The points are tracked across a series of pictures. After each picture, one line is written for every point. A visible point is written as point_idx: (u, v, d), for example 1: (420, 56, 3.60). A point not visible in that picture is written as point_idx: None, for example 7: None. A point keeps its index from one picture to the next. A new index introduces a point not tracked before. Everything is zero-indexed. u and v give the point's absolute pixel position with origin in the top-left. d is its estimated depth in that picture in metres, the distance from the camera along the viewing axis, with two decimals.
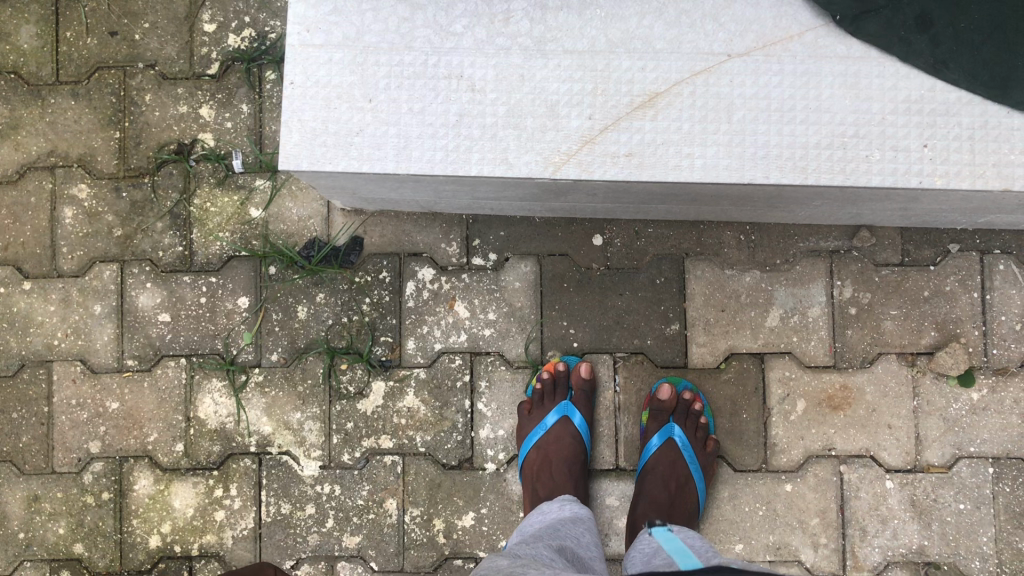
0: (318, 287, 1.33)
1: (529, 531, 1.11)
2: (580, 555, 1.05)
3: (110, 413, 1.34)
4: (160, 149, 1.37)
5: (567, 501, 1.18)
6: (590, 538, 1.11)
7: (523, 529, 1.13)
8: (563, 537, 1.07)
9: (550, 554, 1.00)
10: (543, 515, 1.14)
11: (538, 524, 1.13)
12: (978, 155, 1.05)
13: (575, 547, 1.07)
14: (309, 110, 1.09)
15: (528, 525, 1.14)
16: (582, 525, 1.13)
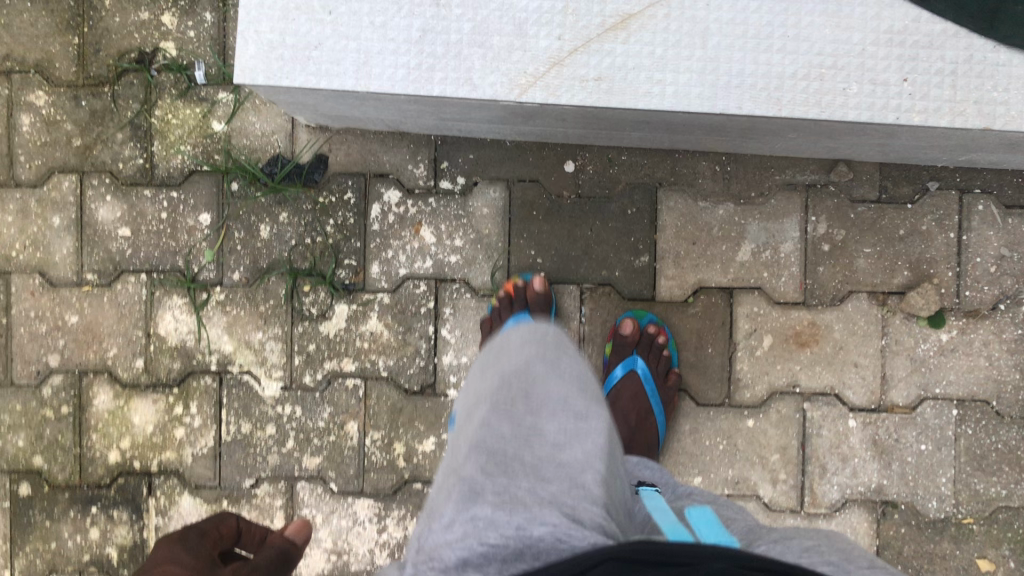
0: (281, 206, 1.30)
1: (491, 409, 0.70)
2: (580, 401, 0.71)
3: (69, 327, 1.32)
4: (120, 57, 1.32)
5: (541, 337, 0.77)
6: (586, 405, 0.71)
7: (479, 402, 0.72)
8: (553, 339, 0.77)
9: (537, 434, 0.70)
10: (510, 340, 0.79)
11: (503, 366, 0.74)
12: (959, 91, 1.01)
13: (569, 404, 0.70)
14: (267, 21, 1.04)
15: (485, 402, 0.71)
16: (568, 394, 0.71)
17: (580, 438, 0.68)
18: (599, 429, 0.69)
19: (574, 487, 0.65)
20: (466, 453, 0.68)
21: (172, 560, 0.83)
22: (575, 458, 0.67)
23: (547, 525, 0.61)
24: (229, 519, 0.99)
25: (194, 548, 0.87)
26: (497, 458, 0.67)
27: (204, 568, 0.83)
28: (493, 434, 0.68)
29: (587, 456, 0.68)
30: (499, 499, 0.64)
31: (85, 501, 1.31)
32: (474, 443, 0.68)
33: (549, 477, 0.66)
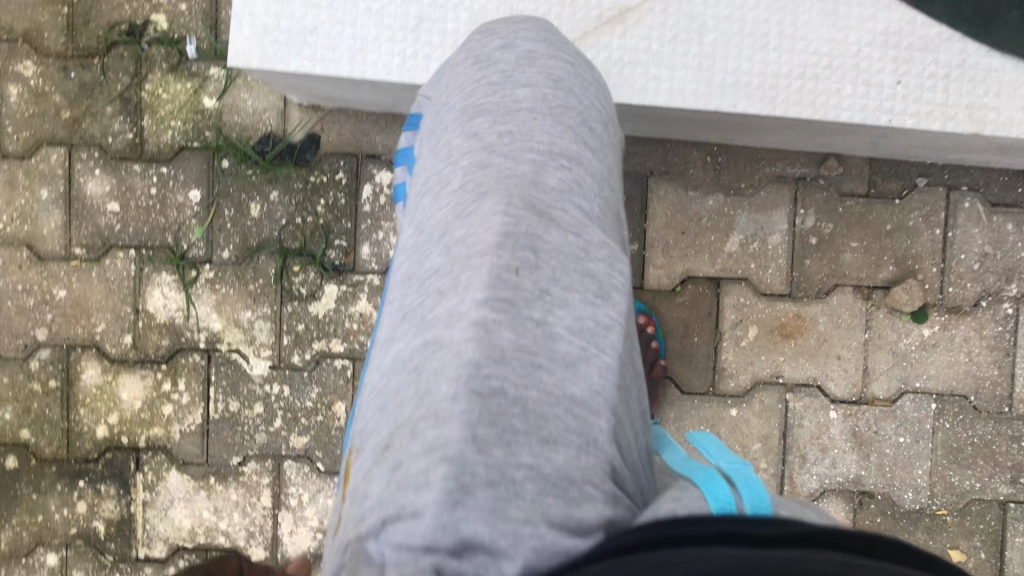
0: (272, 184, 1.30)
1: (496, 292, 0.59)
2: (595, 277, 0.64)
3: (57, 301, 1.32)
4: (110, 30, 1.30)
5: (561, 113, 0.72)
6: (597, 311, 0.63)
7: (477, 266, 0.60)
8: (569, 119, 0.73)
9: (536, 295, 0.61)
10: (516, 150, 0.69)
11: (513, 214, 0.63)
12: (952, 96, 1.01)
13: (582, 319, 0.62)
14: (262, 3, 1.03)
15: (487, 274, 0.59)
16: (588, 261, 0.64)
17: (595, 354, 0.61)
18: (614, 348, 0.62)
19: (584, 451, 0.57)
20: (452, 388, 0.55)
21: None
22: (586, 398, 0.59)
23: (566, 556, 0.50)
24: None
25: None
26: (496, 413, 0.55)
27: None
28: (496, 343, 0.57)
29: (600, 396, 0.59)
30: (491, 486, 0.53)
31: (71, 475, 1.32)
32: (471, 364, 0.55)
33: (556, 444, 0.56)
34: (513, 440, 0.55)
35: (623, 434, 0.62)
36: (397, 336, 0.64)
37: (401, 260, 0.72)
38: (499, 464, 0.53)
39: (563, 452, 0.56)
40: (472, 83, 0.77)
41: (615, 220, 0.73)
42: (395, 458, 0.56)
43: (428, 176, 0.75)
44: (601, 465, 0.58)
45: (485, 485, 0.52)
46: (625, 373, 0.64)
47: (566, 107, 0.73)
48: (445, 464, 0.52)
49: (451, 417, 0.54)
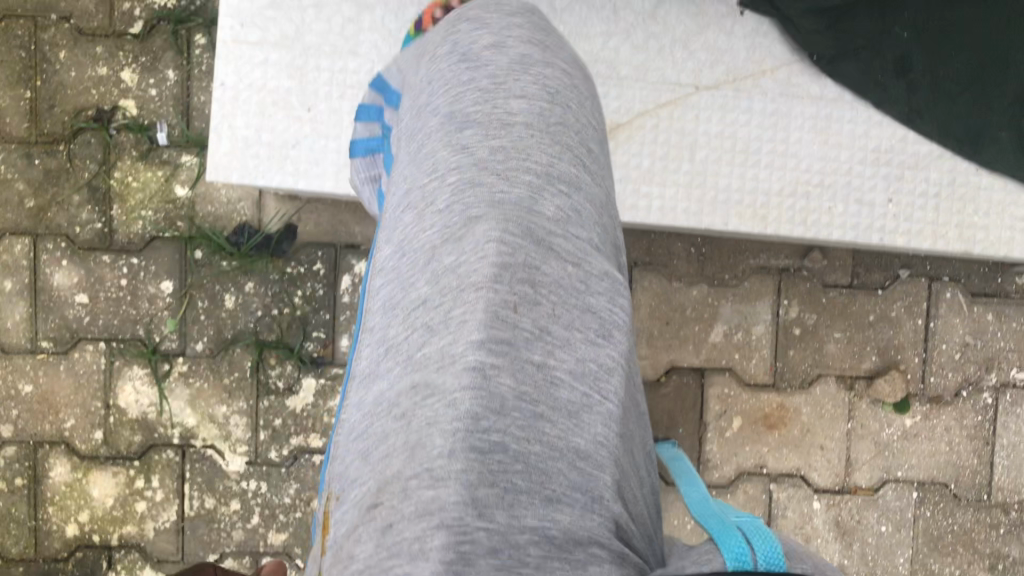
0: (247, 276, 1.26)
1: (493, 337, 0.53)
2: (596, 316, 0.58)
3: (23, 397, 1.27)
4: (76, 115, 1.24)
5: (558, 130, 0.64)
6: (600, 353, 0.57)
7: (470, 304, 0.55)
8: (568, 139, 0.64)
9: (533, 335, 0.55)
10: (511, 169, 0.61)
11: (509, 243, 0.57)
12: (942, 214, 1.02)
13: (583, 362, 0.56)
14: (241, 115, 1.00)
15: (482, 313, 0.54)
16: (589, 295, 0.58)
17: (599, 405, 0.55)
18: (618, 395, 0.57)
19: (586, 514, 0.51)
20: (448, 445, 0.49)
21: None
22: (588, 451, 0.53)
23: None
24: None
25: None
26: (497, 470, 0.49)
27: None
28: (496, 393, 0.52)
29: (603, 447, 0.54)
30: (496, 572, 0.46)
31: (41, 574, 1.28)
32: (470, 417, 0.50)
33: (559, 501, 0.51)
34: (515, 500, 0.49)
35: (630, 488, 0.57)
36: (374, 382, 0.57)
37: (377, 286, 0.63)
38: (501, 529, 0.48)
39: (566, 510, 0.51)
40: (454, 76, 0.67)
41: (614, 243, 0.66)
42: (386, 514, 0.50)
43: (398, 186, 0.65)
44: (607, 526, 0.52)
45: (487, 555, 0.47)
46: (630, 420, 0.59)
47: (566, 125, 0.65)
48: (443, 531, 0.47)
49: (450, 478, 0.49)
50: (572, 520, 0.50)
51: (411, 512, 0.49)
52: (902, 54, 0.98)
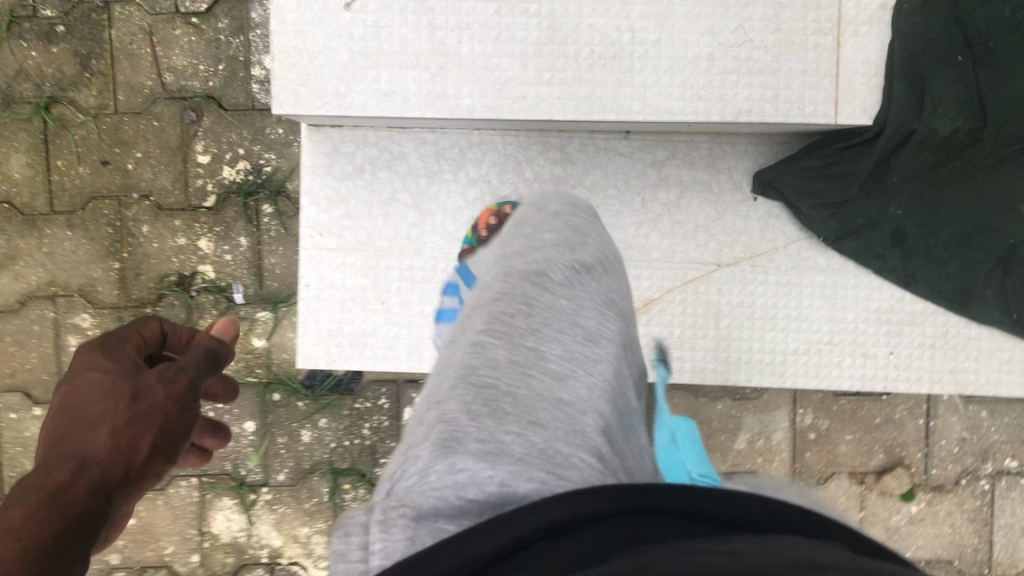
0: (320, 412, 1.42)
1: (493, 319, 0.65)
2: (589, 330, 0.67)
3: (127, 528, 1.44)
4: (160, 281, 1.39)
5: (578, 224, 0.79)
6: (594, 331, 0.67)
7: (479, 310, 0.68)
8: (589, 230, 0.78)
9: (529, 315, 0.66)
10: (531, 242, 0.75)
11: (515, 273, 0.71)
12: (937, 361, 1.17)
13: (581, 344, 0.66)
14: (324, 311, 1.15)
15: (485, 309, 0.67)
16: (584, 298, 0.69)
17: (583, 377, 0.64)
18: (609, 369, 0.66)
19: (569, 436, 0.59)
20: (452, 385, 0.60)
21: (93, 373, 0.77)
22: (573, 400, 0.62)
23: (532, 482, 0.54)
24: (151, 322, 0.89)
25: (116, 354, 0.81)
26: (491, 397, 0.59)
27: (131, 373, 0.78)
28: (494, 356, 0.62)
29: (588, 398, 0.63)
30: (481, 448, 0.55)
31: None
32: (470, 364, 0.61)
33: (543, 426, 0.59)
34: (504, 417, 0.58)
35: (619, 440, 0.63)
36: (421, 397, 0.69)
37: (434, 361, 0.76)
38: (487, 430, 0.57)
39: (550, 430, 0.59)
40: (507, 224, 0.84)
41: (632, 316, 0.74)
42: (402, 452, 0.58)
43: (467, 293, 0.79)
44: (589, 447, 0.59)
45: (475, 440, 0.55)
46: (623, 400, 0.66)
47: (585, 225, 0.79)
48: (442, 429, 0.56)
49: (449, 399, 0.59)
50: (552, 432, 0.58)
51: (421, 425, 0.59)
52: (897, 229, 1.10)
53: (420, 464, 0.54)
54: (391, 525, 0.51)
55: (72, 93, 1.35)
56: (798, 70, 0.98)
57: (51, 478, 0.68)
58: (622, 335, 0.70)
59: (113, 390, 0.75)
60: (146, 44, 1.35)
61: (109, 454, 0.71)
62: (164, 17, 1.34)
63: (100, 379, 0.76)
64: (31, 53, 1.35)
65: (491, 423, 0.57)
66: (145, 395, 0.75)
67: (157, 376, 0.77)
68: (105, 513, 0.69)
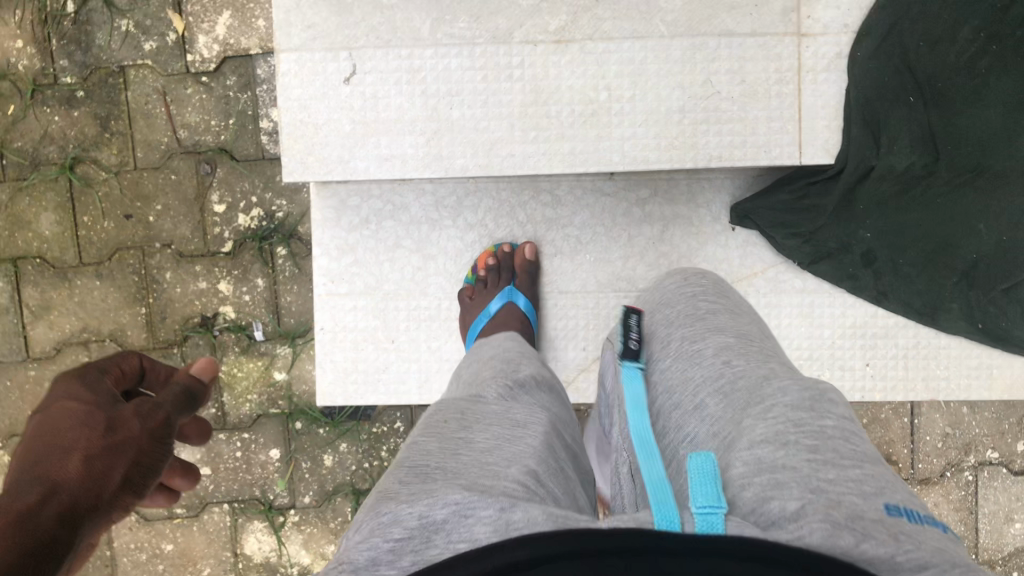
0: (341, 437, 1.51)
1: (426, 421, 0.74)
2: (518, 414, 0.75)
3: (166, 553, 1.55)
4: (184, 323, 1.48)
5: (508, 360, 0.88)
6: (523, 417, 0.74)
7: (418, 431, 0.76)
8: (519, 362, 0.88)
9: (457, 412, 0.74)
10: (468, 383, 0.85)
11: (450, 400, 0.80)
12: (910, 370, 1.25)
13: (513, 426, 0.72)
14: (339, 351, 1.24)
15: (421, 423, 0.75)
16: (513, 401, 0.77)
17: (509, 443, 0.69)
18: (540, 436, 0.71)
19: (492, 473, 0.63)
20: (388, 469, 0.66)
21: (70, 399, 0.72)
22: (504, 458, 0.66)
23: (449, 505, 0.56)
24: (132, 356, 0.82)
25: (94, 380, 0.75)
26: (420, 465, 0.64)
27: (107, 406, 0.73)
28: (423, 440, 0.69)
29: (519, 452, 0.67)
30: (407, 494, 0.59)
31: None
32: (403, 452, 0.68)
33: (466, 468, 0.64)
34: (433, 473, 0.63)
35: (551, 474, 0.67)
36: None
37: None
38: (414, 486, 0.61)
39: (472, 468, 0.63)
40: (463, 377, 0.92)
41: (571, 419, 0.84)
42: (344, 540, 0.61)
43: None
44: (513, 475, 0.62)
45: (405, 488, 0.60)
46: (564, 466, 0.70)
47: (516, 360, 0.89)
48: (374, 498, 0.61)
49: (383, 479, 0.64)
50: (474, 466, 0.63)
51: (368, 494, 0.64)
52: (869, 249, 1.10)
53: (354, 534, 0.57)
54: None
55: (94, 152, 1.45)
56: (762, 116, 1.06)
57: (18, 505, 0.64)
58: (555, 421, 0.77)
59: (87, 419, 0.70)
60: (161, 104, 1.44)
61: (80, 484, 0.67)
62: (176, 78, 1.43)
63: (76, 409, 0.71)
64: (54, 117, 1.44)
65: (422, 478, 0.62)
66: (120, 426, 0.71)
67: (134, 408, 0.72)
68: (64, 551, 0.64)
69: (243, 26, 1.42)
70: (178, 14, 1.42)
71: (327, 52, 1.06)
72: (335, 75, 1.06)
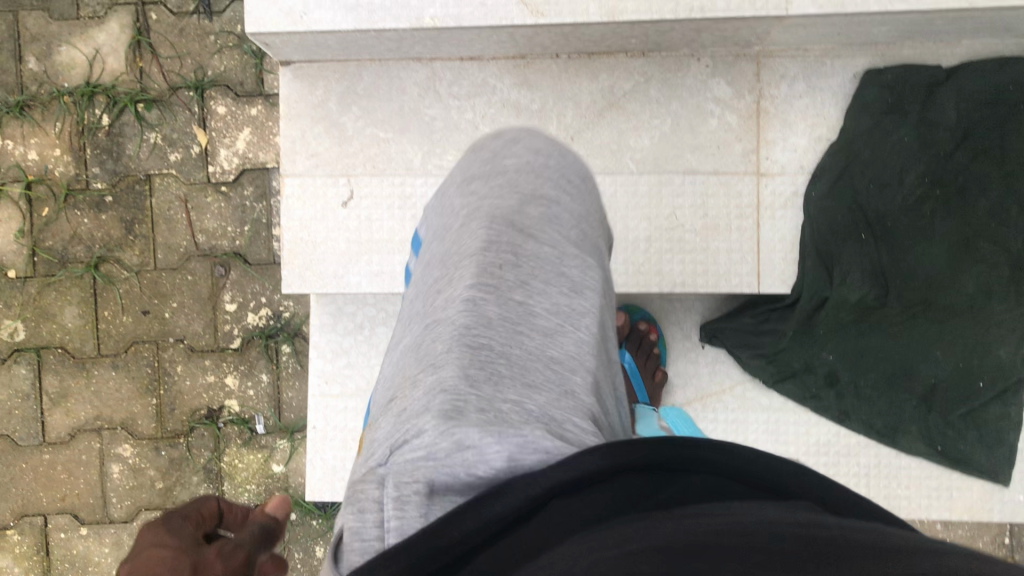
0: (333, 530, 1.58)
1: (482, 280, 0.62)
2: (570, 281, 0.66)
3: None
4: (192, 415, 1.57)
5: (541, 169, 0.72)
6: (576, 302, 0.65)
7: (464, 268, 0.63)
8: (553, 174, 0.73)
9: (508, 330, 0.60)
10: (503, 190, 0.69)
11: (495, 230, 0.65)
12: (873, 489, 1.29)
13: (559, 309, 0.64)
14: (329, 449, 1.32)
15: (473, 269, 0.62)
16: (563, 263, 0.66)
17: (569, 333, 0.64)
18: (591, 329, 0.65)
19: (561, 400, 0.59)
20: (447, 347, 0.58)
21: (158, 548, 0.88)
22: (562, 358, 0.62)
23: (538, 454, 0.52)
24: (209, 502, 1.03)
25: (177, 532, 0.93)
26: (489, 359, 0.58)
27: (191, 548, 0.90)
28: (486, 316, 0.60)
29: (575, 357, 0.62)
30: (485, 419, 0.54)
31: None
32: (463, 327, 0.59)
33: (537, 389, 0.59)
34: (502, 380, 0.57)
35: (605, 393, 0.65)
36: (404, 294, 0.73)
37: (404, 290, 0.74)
38: (487, 397, 0.56)
39: (544, 393, 0.58)
40: None
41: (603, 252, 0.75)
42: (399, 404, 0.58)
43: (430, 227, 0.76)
44: (582, 408, 0.60)
45: (476, 410, 0.54)
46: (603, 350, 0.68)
47: (555, 169, 0.74)
48: (444, 394, 0.55)
49: (445, 361, 0.57)
50: (543, 369, 0.60)
51: (417, 389, 0.57)
52: (830, 371, 1.23)
53: (430, 422, 0.53)
54: (404, 501, 0.51)
55: (117, 252, 1.56)
56: (724, 249, 1.16)
57: None
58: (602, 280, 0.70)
59: (173, 563, 0.85)
60: (181, 209, 1.55)
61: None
62: (197, 186, 1.55)
63: (167, 554, 0.87)
64: (83, 220, 1.56)
65: (497, 367, 0.58)
66: (203, 568, 0.86)
67: (216, 551, 0.89)
68: None
69: (262, 141, 1.55)
70: (203, 129, 1.55)
71: (328, 178, 1.18)
72: (333, 199, 1.18)
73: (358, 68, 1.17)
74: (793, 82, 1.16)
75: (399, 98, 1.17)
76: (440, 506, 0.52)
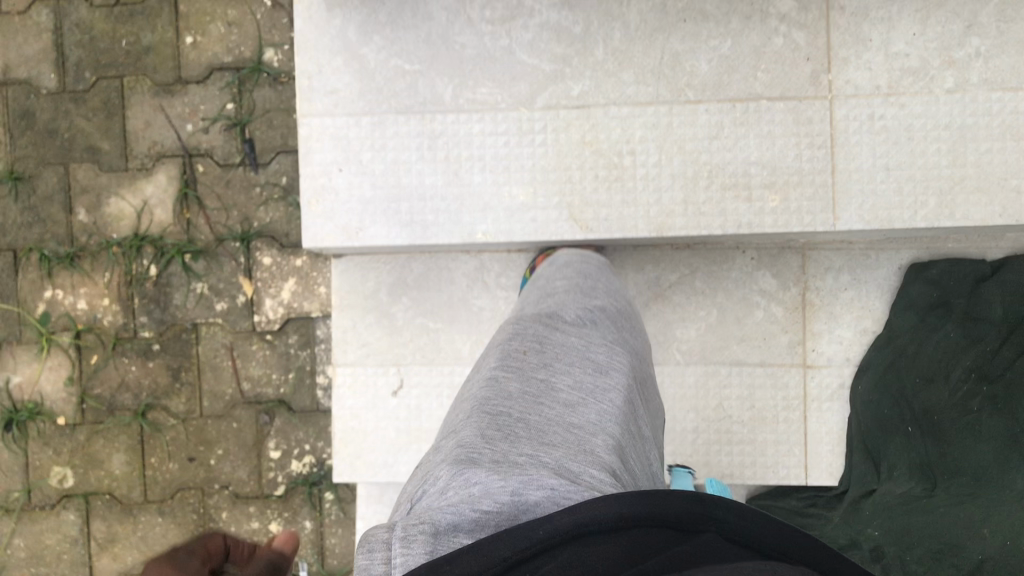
0: None
1: (503, 366, 0.77)
2: (596, 363, 0.80)
3: None
4: None
5: (588, 286, 0.95)
6: (596, 381, 0.78)
7: (492, 360, 0.80)
8: (599, 290, 0.95)
9: (524, 398, 0.72)
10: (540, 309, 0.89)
11: (522, 331, 0.83)
12: None
13: (583, 386, 0.77)
14: None
15: (500, 360, 0.78)
16: (588, 351, 0.81)
17: (590, 401, 0.74)
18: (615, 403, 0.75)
19: (578, 455, 0.66)
20: (467, 418, 0.69)
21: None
22: (579, 426, 0.70)
23: (544, 489, 0.58)
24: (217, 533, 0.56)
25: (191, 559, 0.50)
26: (503, 424, 0.68)
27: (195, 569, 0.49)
28: (504, 390, 0.73)
29: (595, 423, 0.71)
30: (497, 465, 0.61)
31: None
32: (481, 399, 0.71)
33: (555, 446, 0.67)
34: (517, 439, 0.66)
35: (630, 456, 0.71)
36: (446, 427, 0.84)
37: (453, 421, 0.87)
38: (502, 455, 0.64)
39: (559, 450, 0.66)
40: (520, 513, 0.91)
41: (637, 356, 0.87)
42: (422, 470, 0.66)
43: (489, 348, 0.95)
44: (599, 463, 0.65)
45: (488, 462, 0.62)
46: (630, 426, 0.75)
47: (593, 285, 0.95)
48: (458, 451, 0.63)
49: (464, 430, 0.67)
50: (558, 437, 0.68)
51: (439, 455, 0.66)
52: (877, 548, 1.01)
53: (447, 478, 0.60)
54: (415, 538, 0.53)
55: (164, 400, 1.59)
56: (770, 439, 1.18)
57: None
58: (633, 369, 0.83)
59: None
60: (227, 357, 1.58)
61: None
62: (243, 334, 1.58)
63: None
64: (131, 367, 1.59)
65: (511, 429, 0.67)
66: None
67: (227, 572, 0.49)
68: None
69: (306, 290, 1.57)
70: (248, 279, 1.57)
71: (378, 367, 1.20)
72: (384, 388, 1.19)
73: (408, 259, 1.19)
74: (838, 274, 1.17)
75: (448, 288, 1.19)
76: (450, 546, 0.53)
